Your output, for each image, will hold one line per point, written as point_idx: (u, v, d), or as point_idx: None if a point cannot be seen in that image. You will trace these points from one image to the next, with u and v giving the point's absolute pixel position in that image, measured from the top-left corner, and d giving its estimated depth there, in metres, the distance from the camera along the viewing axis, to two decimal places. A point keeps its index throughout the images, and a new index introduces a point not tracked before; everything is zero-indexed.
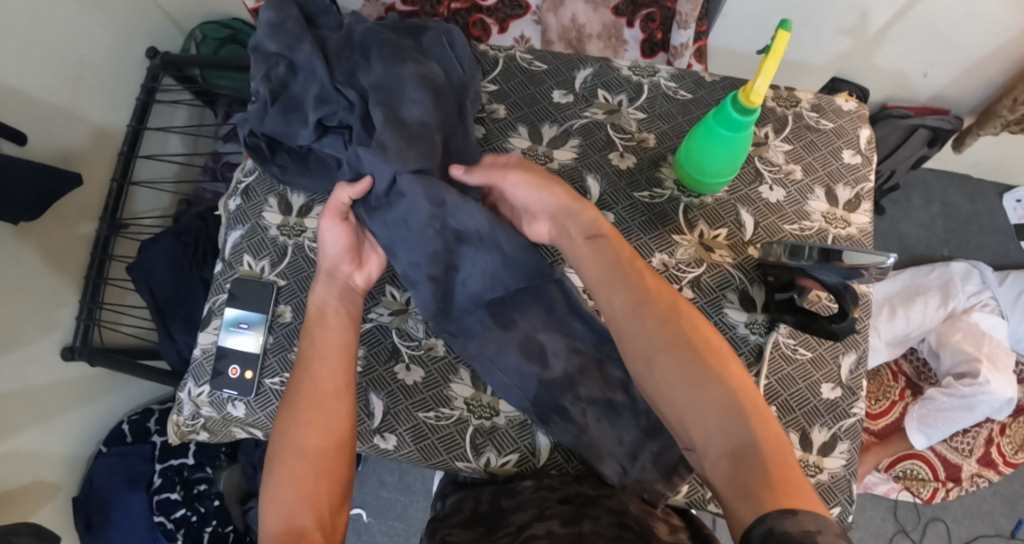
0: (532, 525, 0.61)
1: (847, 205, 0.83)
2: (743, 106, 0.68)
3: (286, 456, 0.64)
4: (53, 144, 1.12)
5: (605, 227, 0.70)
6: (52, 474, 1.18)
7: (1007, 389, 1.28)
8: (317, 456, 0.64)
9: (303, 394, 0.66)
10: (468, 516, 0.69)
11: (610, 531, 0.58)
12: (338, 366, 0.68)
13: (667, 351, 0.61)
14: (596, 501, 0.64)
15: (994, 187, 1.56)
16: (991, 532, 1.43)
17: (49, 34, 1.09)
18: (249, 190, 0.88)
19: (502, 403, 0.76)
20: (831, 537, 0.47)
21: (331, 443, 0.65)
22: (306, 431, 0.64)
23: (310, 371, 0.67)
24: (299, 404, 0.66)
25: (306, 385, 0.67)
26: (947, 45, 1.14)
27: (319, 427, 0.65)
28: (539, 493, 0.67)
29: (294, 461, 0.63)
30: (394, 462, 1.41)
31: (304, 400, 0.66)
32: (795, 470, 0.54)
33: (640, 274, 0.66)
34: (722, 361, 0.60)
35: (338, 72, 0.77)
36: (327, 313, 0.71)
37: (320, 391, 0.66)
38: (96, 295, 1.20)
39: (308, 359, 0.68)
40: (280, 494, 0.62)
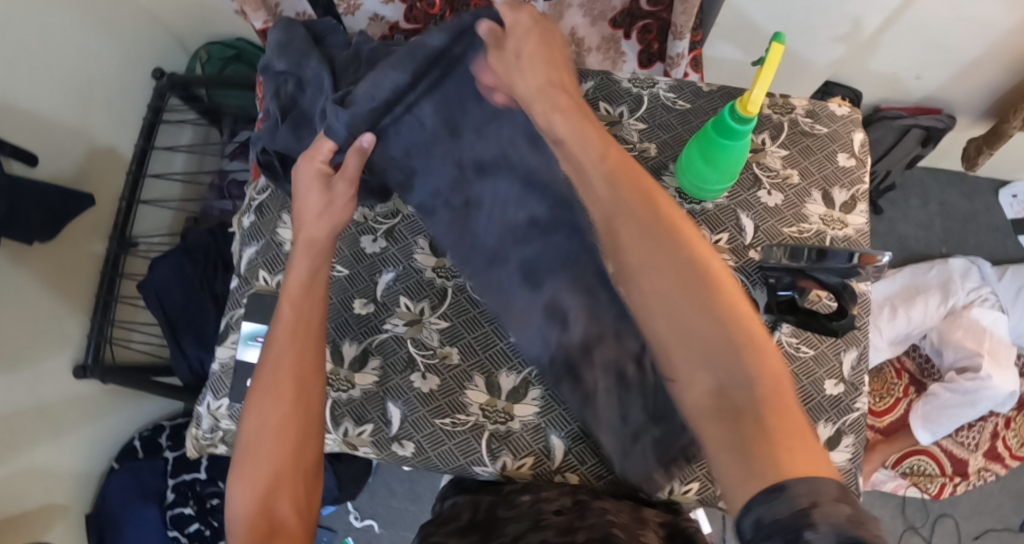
0: (526, 536, 0.63)
1: (844, 206, 0.85)
2: (741, 116, 0.71)
3: (254, 439, 0.65)
4: (63, 165, 1.15)
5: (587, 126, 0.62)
6: (64, 493, 1.20)
7: (1010, 383, 1.30)
8: (287, 439, 0.65)
9: (281, 375, 0.67)
10: (466, 523, 0.71)
11: (598, 532, 0.61)
12: (308, 344, 0.69)
13: (658, 268, 0.53)
14: (588, 507, 0.67)
15: (990, 184, 1.58)
16: (1000, 526, 1.45)
17: (59, 57, 1.13)
18: (263, 207, 0.90)
19: (516, 408, 0.78)
20: (830, 505, 0.43)
21: (304, 426, 0.67)
22: (278, 415, 0.66)
23: (287, 347, 0.68)
24: (273, 383, 0.67)
25: (283, 364, 0.67)
26: (938, 48, 1.17)
27: (289, 411, 0.66)
28: (537, 506, 0.69)
29: (263, 445, 0.65)
30: (407, 472, 1.43)
31: (276, 380, 0.67)
32: (794, 415, 0.48)
33: (629, 180, 0.57)
34: (720, 282, 0.51)
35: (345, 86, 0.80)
36: (314, 283, 0.72)
37: (295, 370, 0.67)
38: (106, 313, 1.23)
39: (287, 337, 0.69)
40: (248, 478, 0.64)
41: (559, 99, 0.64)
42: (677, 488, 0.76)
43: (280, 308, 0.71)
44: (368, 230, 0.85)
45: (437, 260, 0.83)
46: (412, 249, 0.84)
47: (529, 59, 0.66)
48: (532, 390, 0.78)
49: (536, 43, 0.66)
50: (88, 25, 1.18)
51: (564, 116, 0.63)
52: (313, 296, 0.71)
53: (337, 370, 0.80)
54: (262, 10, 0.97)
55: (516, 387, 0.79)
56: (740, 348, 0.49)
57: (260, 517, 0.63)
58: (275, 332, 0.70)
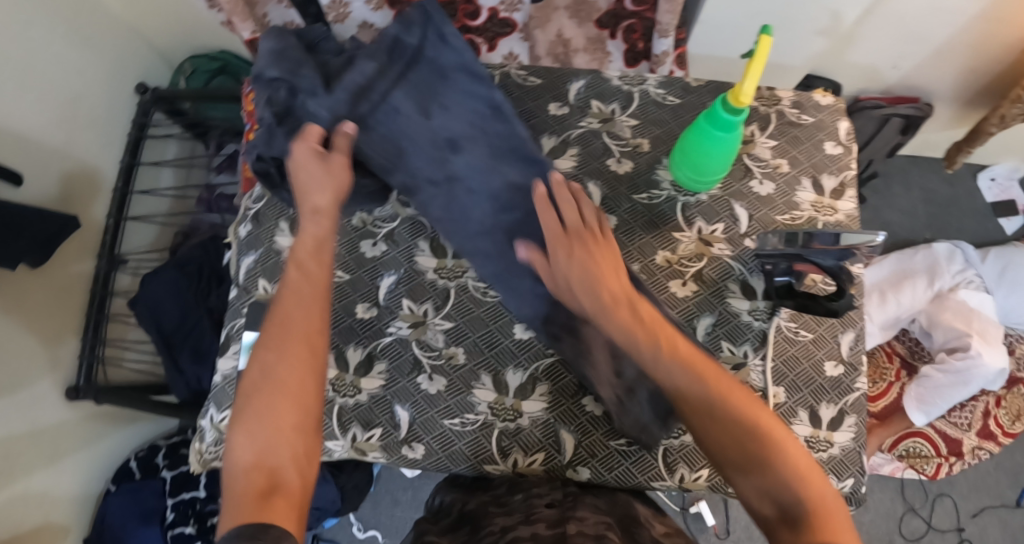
0: (516, 529, 0.63)
1: (834, 193, 0.87)
2: (733, 107, 0.72)
3: (256, 388, 0.64)
4: (49, 185, 1.14)
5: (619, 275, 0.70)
6: (61, 515, 1.18)
7: (998, 360, 1.33)
8: (289, 392, 0.64)
9: (288, 328, 0.66)
10: (457, 517, 0.70)
11: (593, 531, 0.60)
12: (314, 304, 0.68)
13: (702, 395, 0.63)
14: (578, 501, 0.69)
15: (969, 168, 1.63)
16: (997, 503, 1.47)
17: (43, 76, 1.12)
18: (259, 216, 0.89)
19: (525, 405, 0.78)
20: None
21: (308, 385, 0.65)
22: (283, 366, 0.64)
23: (298, 305, 0.68)
24: (279, 337, 0.66)
25: (292, 322, 0.67)
26: (913, 37, 1.20)
27: (295, 365, 0.65)
28: (528, 501, 0.69)
29: (265, 395, 0.63)
30: (409, 480, 1.43)
31: (285, 334, 0.66)
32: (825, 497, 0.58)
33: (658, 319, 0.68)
34: (777, 443, 0.60)
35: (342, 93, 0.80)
36: (324, 245, 0.72)
37: (302, 325, 0.67)
38: (97, 332, 1.22)
39: (296, 295, 0.68)
40: (247, 428, 0.62)
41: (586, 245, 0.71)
42: (688, 475, 0.77)
43: (287, 270, 0.71)
44: (367, 234, 0.85)
45: (438, 261, 0.83)
46: (413, 252, 0.84)
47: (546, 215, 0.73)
48: (539, 386, 0.79)
49: (587, 254, 0.69)
50: (72, 44, 1.17)
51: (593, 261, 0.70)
52: (320, 254, 0.72)
53: (343, 377, 0.79)
54: (249, 21, 0.98)
55: (523, 384, 0.79)
56: (801, 491, 0.58)
57: (258, 468, 0.61)
58: (285, 289, 0.69)
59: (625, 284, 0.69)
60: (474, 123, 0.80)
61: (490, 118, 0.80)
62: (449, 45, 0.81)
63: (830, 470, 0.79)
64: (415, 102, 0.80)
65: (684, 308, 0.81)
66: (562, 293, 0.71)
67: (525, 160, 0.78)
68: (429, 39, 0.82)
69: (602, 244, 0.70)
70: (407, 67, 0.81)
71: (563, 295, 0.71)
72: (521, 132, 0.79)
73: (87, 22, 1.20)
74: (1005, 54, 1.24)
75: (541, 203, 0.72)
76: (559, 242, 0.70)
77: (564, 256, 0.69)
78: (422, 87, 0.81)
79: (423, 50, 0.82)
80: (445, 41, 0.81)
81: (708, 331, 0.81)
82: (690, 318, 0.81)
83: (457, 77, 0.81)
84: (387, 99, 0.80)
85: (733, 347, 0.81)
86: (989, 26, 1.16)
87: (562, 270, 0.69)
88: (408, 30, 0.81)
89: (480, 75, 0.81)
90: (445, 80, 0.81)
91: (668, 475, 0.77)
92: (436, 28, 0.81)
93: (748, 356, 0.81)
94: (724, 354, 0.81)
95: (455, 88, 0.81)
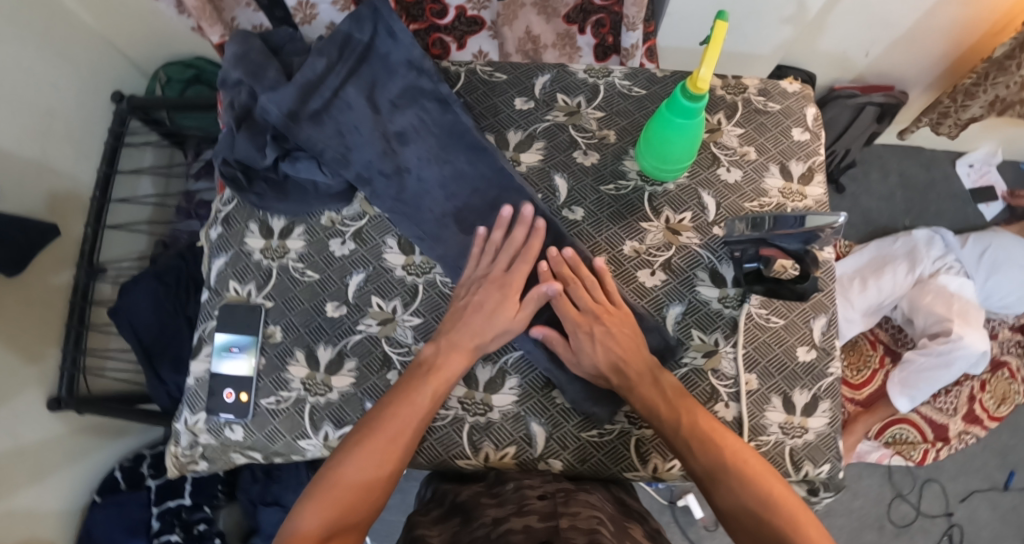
0: (508, 520, 0.64)
1: (802, 178, 0.87)
2: (692, 94, 0.71)
3: (343, 482, 0.69)
4: (28, 196, 1.14)
5: (632, 356, 0.76)
6: (47, 531, 1.16)
7: (980, 342, 1.33)
8: (374, 494, 0.69)
9: (385, 428, 0.71)
10: (449, 507, 0.72)
11: (586, 524, 0.61)
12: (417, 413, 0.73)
13: (711, 464, 0.70)
14: (572, 497, 0.68)
15: (947, 155, 1.63)
16: (986, 486, 1.47)
17: (18, 89, 1.12)
18: (230, 218, 0.88)
19: (495, 398, 0.78)
20: None
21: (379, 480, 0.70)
22: (369, 461, 0.70)
23: (407, 421, 0.72)
24: (378, 442, 0.71)
25: (391, 423, 0.72)
26: (882, 24, 1.22)
27: (384, 474, 0.70)
28: (521, 492, 0.69)
29: (348, 491, 0.68)
30: (396, 482, 1.40)
31: (386, 443, 0.71)
32: None
33: (682, 401, 0.74)
34: (789, 509, 0.67)
35: (310, 105, 0.80)
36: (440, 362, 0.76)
37: (403, 437, 0.71)
38: (79, 344, 1.22)
39: (402, 399, 0.73)
40: (323, 511, 0.67)
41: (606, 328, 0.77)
42: (662, 465, 0.77)
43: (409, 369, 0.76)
44: (336, 233, 0.85)
45: (405, 258, 0.83)
46: (381, 249, 0.84)
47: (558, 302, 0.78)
48: (509, 379, 0.79)
49: (607, 334, 0.76)
50: (45, 56, 1.17)
51: (603, 335, 0.76)
52: (435, 373, 0.75)
53: (314, 376, 0.81)
54: (218, 25, 0.98)
55: (493, 378, 0.79)
56: None
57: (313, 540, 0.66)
58: (398, 395, 0.73)
59: (646, 360, 0.76)
60: (423, 117, 0.83)
61: (437, 111, 0.83)
62: (398, 40, 0.83)
63: (806, 456, 0.79)
64: (366, 97, 0.82)
65: (653, 298, 0.82)
66: (586, 374, 0.77)
67: (471, 148, 0.82)
68: (379, 35, 0.83)
69: (618, 321, 0.77)
70: (358, 62, 0.83)
71: (586, 376, 0.77)
72: (466, 120, 0.83)
73: (59, 33, 1.20)
74: (970, 38, 1.25)
75: (552, 284, 0.78)
76: (580, 325, 0.77)
77: (586, 337, 0.76)
78: (376, 84, 0.83)
79: (373, 46, 0.83)
80: (395, 38, 0.83)
81: (678, 320, 0.81)
82: (659, 308, 0.81)
83: (404, 74, 0.83)
84: (339, 94, 0.82)
85: (704, 335, 0.81)
86: (952, 10, 1.18)
87: (585, 353, 0.76)
88: (360, 26, 0.83)
89: (427, 70, 0.84)
90: (393, 76, 0.83)
91: (641, 465, 0.77)
92: (386, 25, 0.83)
93: (719, 344, 0.81)
94: (695, 343, 0.81)
95: (417, 93, 0.83)
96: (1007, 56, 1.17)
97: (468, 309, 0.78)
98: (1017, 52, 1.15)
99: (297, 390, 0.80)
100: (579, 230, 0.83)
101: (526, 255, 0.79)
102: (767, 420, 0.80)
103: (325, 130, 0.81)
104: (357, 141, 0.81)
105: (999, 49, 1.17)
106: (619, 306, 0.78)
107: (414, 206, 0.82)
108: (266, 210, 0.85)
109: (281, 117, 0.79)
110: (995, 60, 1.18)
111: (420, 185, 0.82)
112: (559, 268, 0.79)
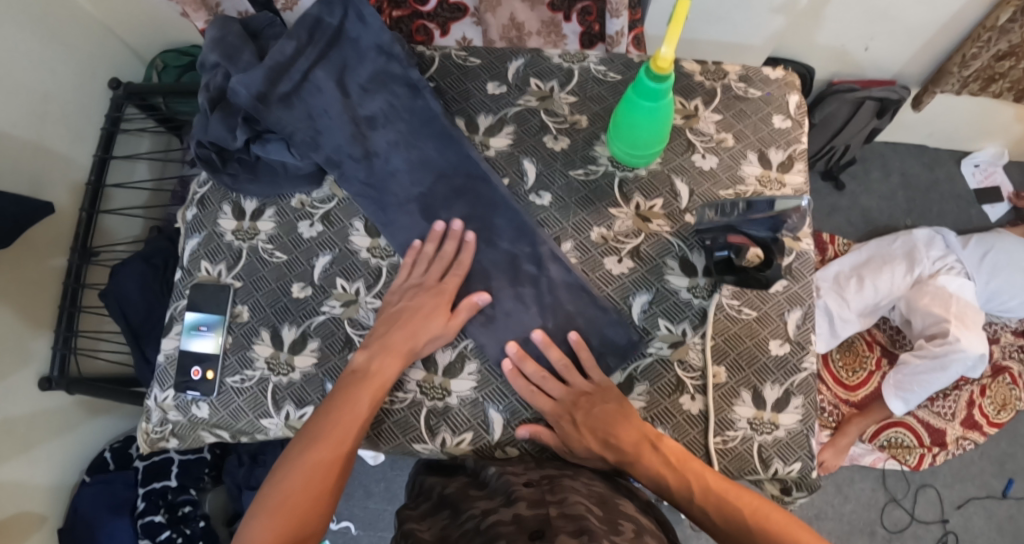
0: (497, 511, 0.63)
1: (781, 166, 0.85)
2: (656, 74, 0.70)
3: (290, 496, 0.68)
4: (20, 172, 1.12)
5: (622, 424, 0.73)
6: (37, 505, 1.15)
7: (978, 345, 1.30)
8: (320, 504, 0.69)
9: (326, 438, 0.70)
10: (437, 501, 0.71)
11: (574, 512, 0.61)
12: (351, 421, 0.72)
13: (728, 522, 0.67)
14: (557, 483, 0.68)
15: (952, 155, 1.59)
16: (984, 494, 1.43)
17: (15, 72, 1.11)
18: (204, 200, 0.88)
19: (453, 383, 0.78)
20: None
21: (322, 491, 0.69)
22: (311, 475, 0.69)
23: (348, 426, 0.71)
24: (320, 452, 0.70)
25: (330, 432, 0.71)
26: (882, 15, 1.19)
27: (330, 483, 0.69)
28: (504, 479, 0.69)
29: (297, 506, 0.67)
30: (381, 471, 1.39)
31: (329, 450, 0.70)
32: None
33: (685, 463, 0.71)
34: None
35: (280, 88, 0.80)
36: (370, 371, 0.75)
37: (345, 442, 0.71)
38: (71, 324, 1.19)
39: (339, 409, 0.72)
40: (271, 529, 0.66)
41: (592, 405, 0.74)
42: None
43: (343, 377, 0.75)
44: (305, 215, 0.86)
45: (371, 240, 0.83)
46: (348, 232, 0.84)
47: (534, 397, 0.75)
48: (468, 364, 0.79)
49: (591, 411, 0.74)
50: (43, 42, 1.16)
51: (584, 412, 0.74)
52: (371, 383, 0.74)
53: (277, 355, 0.81)
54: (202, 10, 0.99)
55: (452, 362, 0.79)
56: None
57: None
58: (335, 403, 0.73)
59: (642, 428, 0.73)
60: (393, 103, 0.83)
61: (408, 96, 0.83)
62: (367, 25, 0.83)
63: (776, 454, 0.77)
64: (336, 81, 0.82)
65: (620, 286, 0.80)
66: (582, 459, 0.74)
67: (439, 136, 0.83)
68: (349, 19, 0.83)
69: (598, 399, 0.75)
70: (327, 46, 0.83)
71: (583, 460, 0.74)
72: (436, 106, 0.83)
73: (57, 18, 1.20)
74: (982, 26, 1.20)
75: (519, 387, 0.76)
76: (563, 406, 0.75)
77: (569, 426, 0.74)
78: (346, 68, 0.83)
79: (343, 30, 0.84)
80: (364, 22, 0.83)
81: (644, 309, 0.80)
82: (626, 296, 0.80)
83: (374, 59, 0.84)
84: (309, 77, 0.82)
85: (671, 325, 0.80)
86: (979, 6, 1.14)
87: (573, 440, 0.73)
88: (329, 10, 0.83)
89: (397, 55, 0.84)
90: (362, 60, 0.83)
91: None
92: (355, 9, 0.83)
93: (687, 334, 0.79)
94: (661, 333, 0.79)
95: (387, 78, 0.83)
96: (1010, 20, 1.10)
97: (403, 314, 0.77)
98: (1020, 16, 1.09)
99: (261, 370, 0.81)
100: (547, 214, 0.82)
101: (459, 267, 0.78)
102: (735, 415, 0.77)
103: (297, 113, 0.81)
104: (328, 123, 0.82)
105: (1001, 15, 1.10)
106: (598, 382, 0.76)
107: (383, 189, 0.82)
108: (239, 192, 0.86)
109: (250, 99, 0.78)
110: (998, 26, 1.12)
111: (388, 171, 0.82)
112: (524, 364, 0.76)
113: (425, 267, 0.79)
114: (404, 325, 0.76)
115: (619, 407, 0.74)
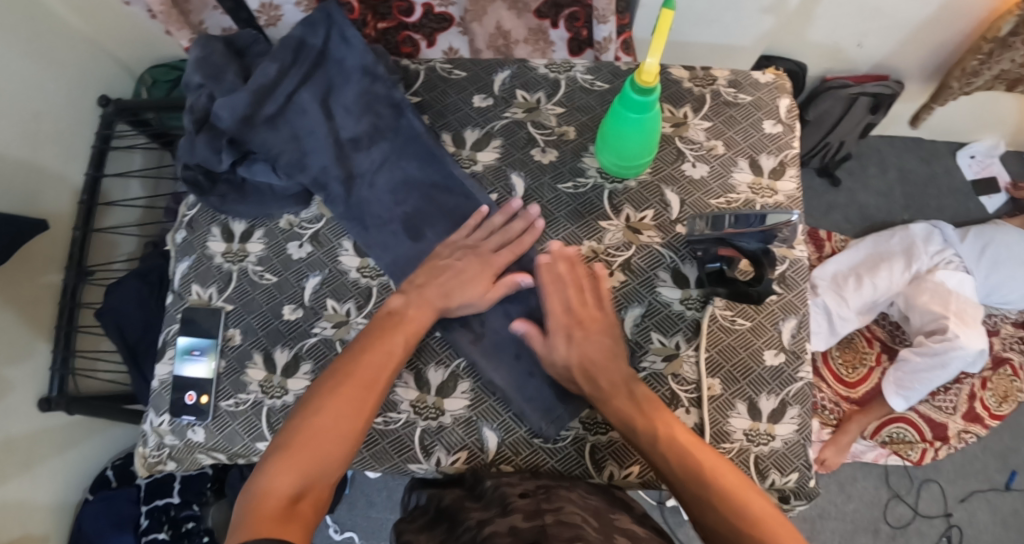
0: (493, 522, 0.62)
1: (772, 173, 0.84)
2: (641, 87, 0.69)
3: (316, 431, 0.66)
4: (13, 193, 1.11)
5: (604, 361, 0.73)
6: (41, 526, 1.16)
7: (977, 341, 1.29)
8: (349, 440, 0.66)
9: (355, 375, 0.69)
10: (433, 514, 0.71)
11: (572, 520, 0.60)
12: (380, 362, 0.71)
13: (687, 474, 0.66)
14: (553, 493, 0.68)
15: (948, 147, 1.58)
16: (986, 487, 1.43)
17: (8, 93, 1.11)
18: (193, 223, 0.88)
19: (447, 403, 0.78)
20: None
21: (351, 427, 0.67)
22: (339, 411, 0.67)
23: (378, 366, 0.71)
24: (350, 389, 0.68)
25: (359, 371, 0.70)
26: (874, 13, 1.18)
27: (359, 422, 0.67)
28: (500, 491, 0.69)
29: (323, 439, 0.65)
30: (382, 482, 1.39)
31: (358, 390, 0.69)
32: None
33: (659, 416, 0.70)
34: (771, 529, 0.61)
35: (264, 111, 0.80)
36: (400, 317, 0.74)
37: (373, 384, 0.69)
38: (68, 344, 1.18)
39: (367, 350, 0.71)
40: (291, 460, 0.64)
41: (587, 333, 0.74)
42: (617, 473, 0.76)
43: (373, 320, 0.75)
44: (293, 236, 0.85)
45: (361, 260, 0.83)
46: (337, 252, 0.84)
47: (547, 290, 0.75)
48: (461, 383, 0.79)
49: (587, 336, 0.74)
50: (30, 59, 1.15)
51: (596, 359, 0.73)
52: (402, 330, 0.74)
53: (270, 378, 0.81)
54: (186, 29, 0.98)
55: (445, 381, 0.79)
56: None
57: (279, 490, 0.62)
58: (367, 343, 0.72)
59: (624, 370, 0.73)
60: (376, 124, 0.83)
61: (391, 116, 0.83)
62: (351, 46, 0.83)
63: (772, 464, 0.76)
64: (321, 103, 0.82)
65: (613, 300, 0.80)
66: (557, 374, 0.75)
67: (423, 155, 0.82)
68: (334, 40, 0.83)
69: (599, 328, 0.75)
70: (312, 67, 0.82)
71: (557, 376, 0.75)
72: (419, 125, 0.83)
73: (48, 35, 1.19)
74: (981, 26, 1.20)
75: (545, 279, 0.76)
76: (568, 324, 0.75)
77: (563, 336, 0.74)
78: (330, 88, 0.83)
79: (326, 50, 0.83)
80: (348, 43, 0.83)
81: (637, 322, 0.79)
82: (618, 309, 0.80)
83: (358, 80, 0.83)
84: (294, 98, 0.81)
85: (665, 338, 0.79)
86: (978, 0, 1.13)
87: (559, 353, 0.74)
88: (313, 31, 0.82)
89: (380, 75, 0.84)
90: (347, 81, 0.83)
91: (597, 472, 0.77)
92: (340, 30, 0.83)
93: (680, 347, 0.79)
94: (654, 346, 0.79)
95: (372, 99, 0.83)
96: (1012, 33, 1.11)
97: (440, 271, 0.76)
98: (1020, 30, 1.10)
99: (254, 393, 0.81)
100: (536, 229, 0.82)
101: (516, 246, 0.78)
102: (732, 426, 0.77)
103: (281, 135, 0.81)
104: (313, 145, 0.81)
105: (1003, 26, 1.11)
106: (606, 313, 0.76)
107: (364, 210, 0.82)
108: (227, 212, 0.85)
109: (234, 122, 0.78)
110: (1001, 38, 1.13)
111: (370, 190, 0.82)
112: (558, 265, 0.76)
113: (484, 234, 0.78)
114: (433, 282, 0.76)
115: (613, 348, 0.74)
